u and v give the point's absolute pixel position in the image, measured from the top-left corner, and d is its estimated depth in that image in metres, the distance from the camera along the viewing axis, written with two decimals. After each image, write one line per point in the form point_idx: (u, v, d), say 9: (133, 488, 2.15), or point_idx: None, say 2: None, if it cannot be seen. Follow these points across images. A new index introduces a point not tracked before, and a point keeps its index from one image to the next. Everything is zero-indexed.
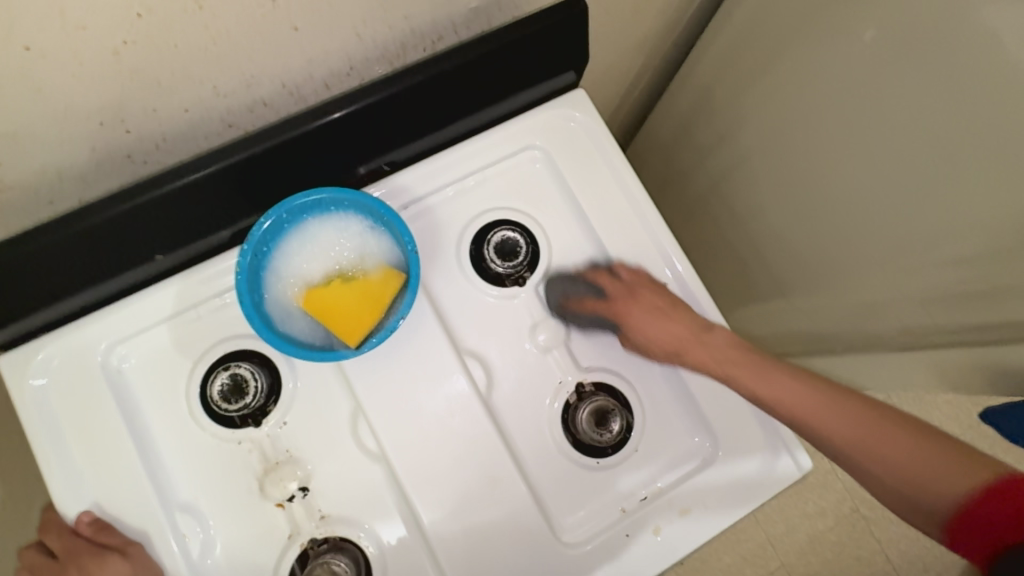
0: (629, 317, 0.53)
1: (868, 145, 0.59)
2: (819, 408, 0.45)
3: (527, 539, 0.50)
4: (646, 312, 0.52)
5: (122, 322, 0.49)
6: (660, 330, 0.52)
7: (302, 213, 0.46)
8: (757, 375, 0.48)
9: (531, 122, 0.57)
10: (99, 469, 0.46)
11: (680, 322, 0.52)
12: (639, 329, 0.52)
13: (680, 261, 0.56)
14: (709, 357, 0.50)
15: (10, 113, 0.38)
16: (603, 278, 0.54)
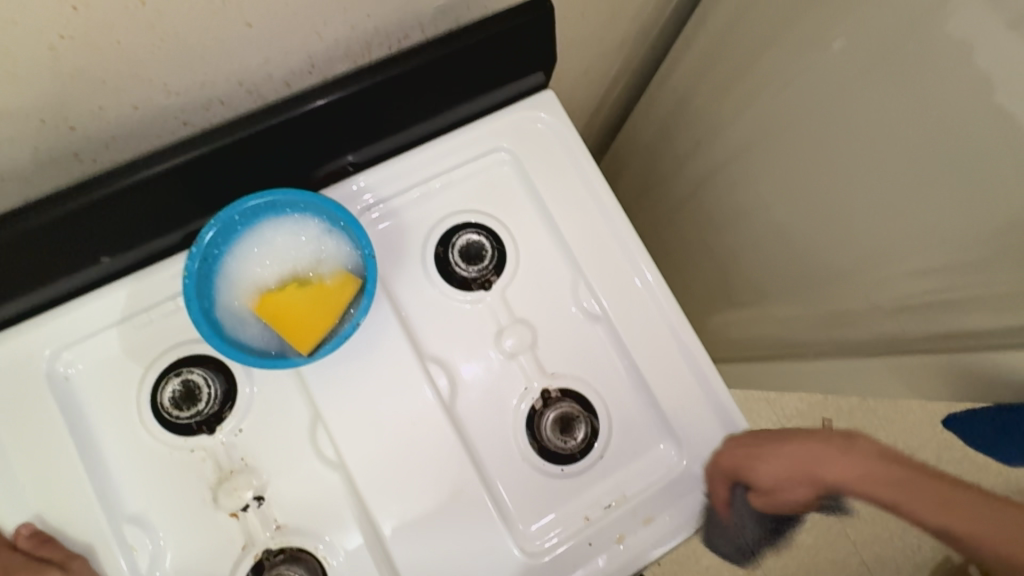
0: (748, 464, 0.49)
1: (839, 152, 0.59)
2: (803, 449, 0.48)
3: (489, 549, 0.49)
4: (749, 453, 0.49)
5: (67, 327, 0.47)
6: (783, 471, 0.48)
7: (255, 215, 0.44)
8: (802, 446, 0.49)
9: (497, 123, 0.56)
10: (41, 481, 0.45)
11: (807, 444, 0.49)
12: (767, 471, 0.48)
13: (650, 270, 0.55)
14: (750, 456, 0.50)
15: None
16: (716, 487, 0.50)
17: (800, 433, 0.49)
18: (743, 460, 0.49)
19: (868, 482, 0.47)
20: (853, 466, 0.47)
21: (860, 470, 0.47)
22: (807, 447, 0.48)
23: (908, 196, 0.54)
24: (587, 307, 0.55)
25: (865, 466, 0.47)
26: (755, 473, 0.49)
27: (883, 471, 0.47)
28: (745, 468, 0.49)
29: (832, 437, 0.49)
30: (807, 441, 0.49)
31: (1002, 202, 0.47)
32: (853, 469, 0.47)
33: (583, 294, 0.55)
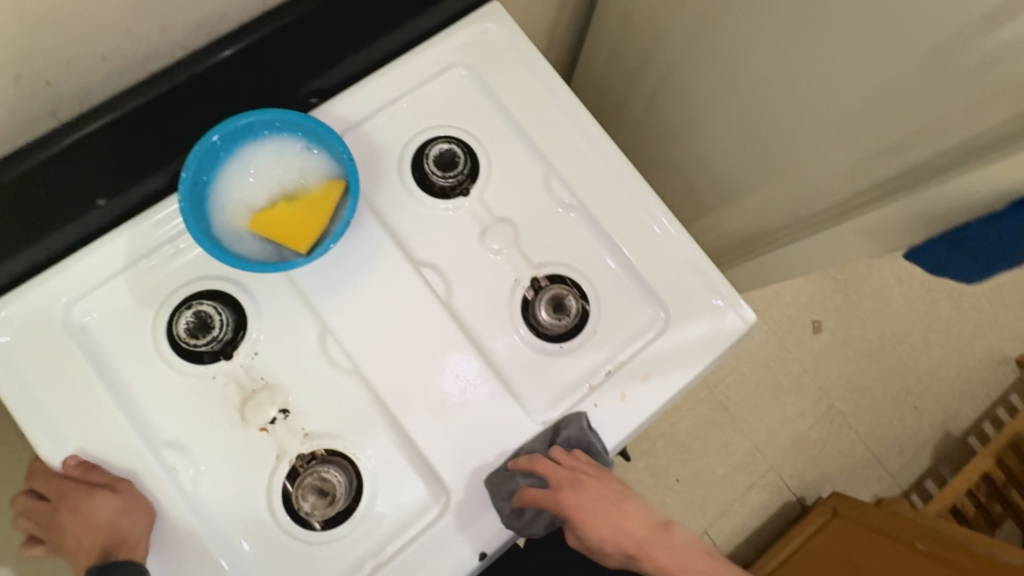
0: (577, 514, 0.49)
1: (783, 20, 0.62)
2: (602, 518, 0.49)
3: (506, 422, 0.52)
4: (590, 505, 0.49)
5: (77, 277, 0.49)
6: (612, 536, 0.49)
7: (236, 140, 0.47)
8: (622, 512, 0.50)
9: (450, 38, 0.59)
10: (78, 419, 0.48)
11: (632, 520, 0.50)
12: (587, 519, 0.49)
13: (665, 215, 0.57)
14: (601, 524, 0.49)
15: None
16: (542, 464, 0.49)
17: (636, 508, 0.51)
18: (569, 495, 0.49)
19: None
20: (675, 559, 0.49)
21: (676, 566, 0.48)
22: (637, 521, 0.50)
23: (846, 48, 0.57)
24: (563, 200, 0.58)
25: (681, 562, 0.49)
26: (579, 520, 0.49)
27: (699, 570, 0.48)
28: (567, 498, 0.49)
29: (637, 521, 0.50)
30: (638, 520, 0.50)
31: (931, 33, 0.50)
32: (671, 566, 0.49)
33: (558, 188, 0.58)
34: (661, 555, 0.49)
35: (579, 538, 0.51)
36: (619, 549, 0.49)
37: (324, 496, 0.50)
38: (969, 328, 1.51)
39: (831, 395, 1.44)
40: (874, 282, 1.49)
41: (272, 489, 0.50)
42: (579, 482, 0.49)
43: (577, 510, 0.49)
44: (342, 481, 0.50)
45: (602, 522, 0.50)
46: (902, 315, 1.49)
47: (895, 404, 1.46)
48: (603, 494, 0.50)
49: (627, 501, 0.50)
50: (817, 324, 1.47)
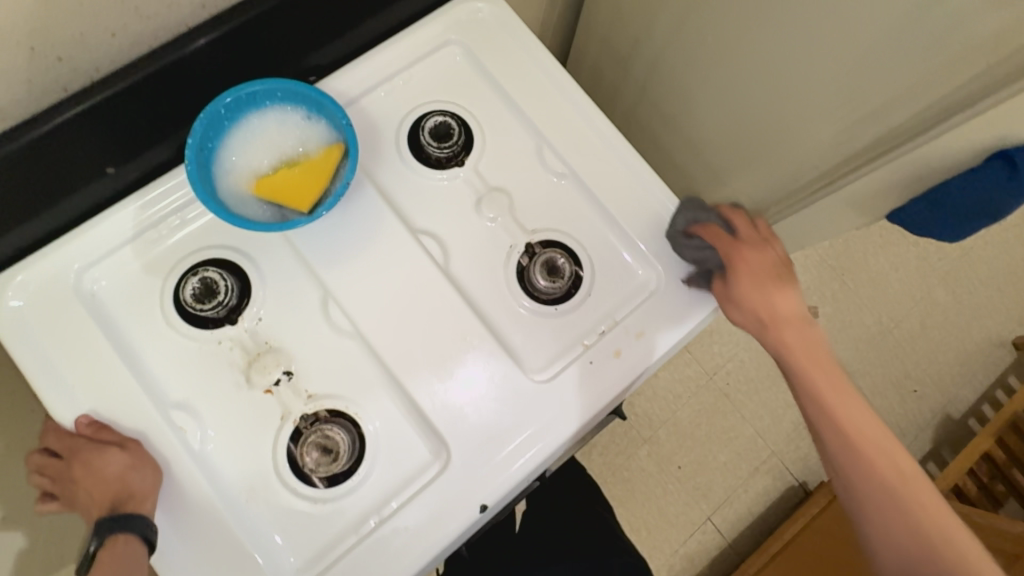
0: (735, 293, 0.51)
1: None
2: (772, 299, 0.50)
3: (505, 380, 0.54)
4: (759, 292, 0.51)
5: (88, 245, 0.51)
6: (749, 307, 0.51)
7: (240, 108, 0.49)
8: (780, 295, 0.50)
9: (444, 17, 0.61)
10: (90, 380, 0.49)
11: (785, 298, 0.50)
12: (740, 273, 0.51)
13: (677, 209, 0.59)
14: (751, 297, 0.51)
15: None
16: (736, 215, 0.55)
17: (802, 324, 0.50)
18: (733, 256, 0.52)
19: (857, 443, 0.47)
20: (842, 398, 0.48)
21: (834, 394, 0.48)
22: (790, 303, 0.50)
23: (824, 17, 0.60)
24: (556, 169, 0.60)
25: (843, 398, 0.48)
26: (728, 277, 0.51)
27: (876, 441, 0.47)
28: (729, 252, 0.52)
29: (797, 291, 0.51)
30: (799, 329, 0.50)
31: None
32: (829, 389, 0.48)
33: (550, 158, 0.60)
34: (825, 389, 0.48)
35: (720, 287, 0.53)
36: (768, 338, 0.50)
37: (327, 454, 0.51)
38: (965, 312, 1.52)
39: None
40: (869, 268, 1.51)
41: (277, 449, 0.51)
42: (751, 246, 0.52)
43: (734, 264, 0.51)
44: (345, 438, 0.51)
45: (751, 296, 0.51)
46: (898, 300, 1.51)
47: (895, 388, 1.47)
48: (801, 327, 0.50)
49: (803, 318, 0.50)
50: (814, 309, 1.48)
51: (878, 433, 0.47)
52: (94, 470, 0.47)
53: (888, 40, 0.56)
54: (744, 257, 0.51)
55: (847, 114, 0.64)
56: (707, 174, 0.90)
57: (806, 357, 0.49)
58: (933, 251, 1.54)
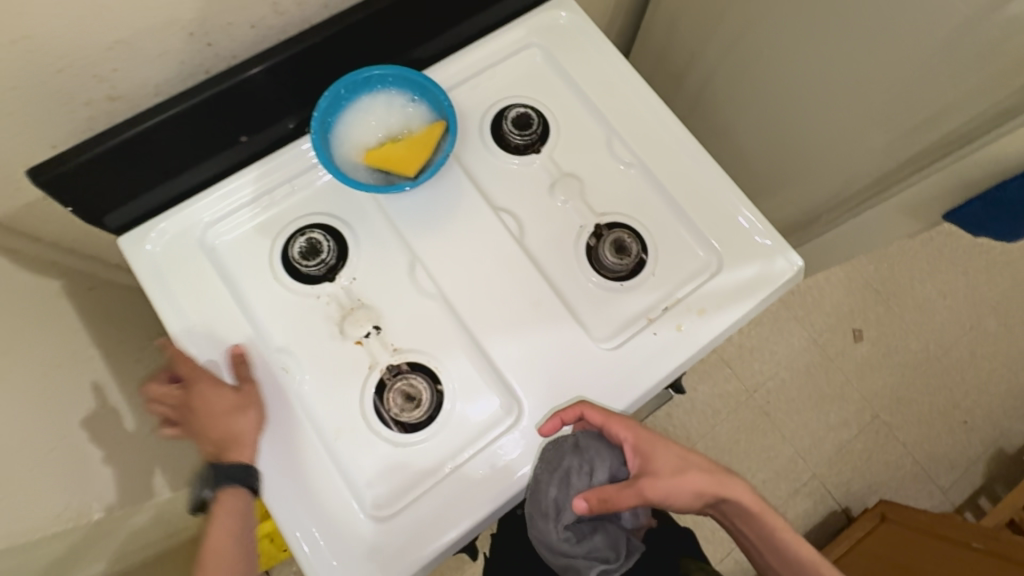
0: (645, 454, 0.53)
1: (811, 12, 0.69)
2: (666, 455, 0.53)
3: (573, 344, 0.57)
4: (661, 450, 0.54)
5: (213, 205, 0.59)
6: (671, 472, 0.52)
7: (355, 91, 0.56)
8: (686, 455, 0.54)
9: (527, 23, 0.68)
10: (210, 321, 0.56)
11: (691, 462, 0.54)
12: (656, 463, 0.53)
13: (747, 207, 0.62)
14: (663, 465, 0.53)
15: (126, 24, 0.47)
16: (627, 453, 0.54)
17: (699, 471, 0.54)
18: (641, 443, 0.53)
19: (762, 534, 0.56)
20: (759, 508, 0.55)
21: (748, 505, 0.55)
22: (694, 483, 0.53)
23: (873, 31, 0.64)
24: (624, 159, 0.65)
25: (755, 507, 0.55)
26: (650, 459, 0.53)
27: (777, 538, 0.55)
28: (646, 487, 0.51)
29: (692, 460, 0.54)
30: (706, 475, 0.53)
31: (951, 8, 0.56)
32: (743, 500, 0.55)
33: (619, 150, 0.65)
34: (767, 517, 0.55)
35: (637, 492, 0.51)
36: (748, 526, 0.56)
37: (411, 401, 0.55)
38: (1018, 343, 1.48)
39: (876, 404, 1.42)
40: (916, 294, 1.50)
41: (365, 394, 0.56)
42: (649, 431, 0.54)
43: (644, 446, 0.53)
44: (427, 388, 0.56)
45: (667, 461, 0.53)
46: (947, 327, 1.48)
47: (943, 417, 1.43)
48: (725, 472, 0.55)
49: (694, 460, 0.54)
50: (858, 332, 1.46)
51: (783, 528, 0.55)
52: (207, 409, 0.52)
53: (936, 51, 0.59)
54: (658, 479, 0.52)
55: (901, 124, 0.67)
56: (756, 182, 0.94)
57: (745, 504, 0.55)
58: (982, 280, 1.52)
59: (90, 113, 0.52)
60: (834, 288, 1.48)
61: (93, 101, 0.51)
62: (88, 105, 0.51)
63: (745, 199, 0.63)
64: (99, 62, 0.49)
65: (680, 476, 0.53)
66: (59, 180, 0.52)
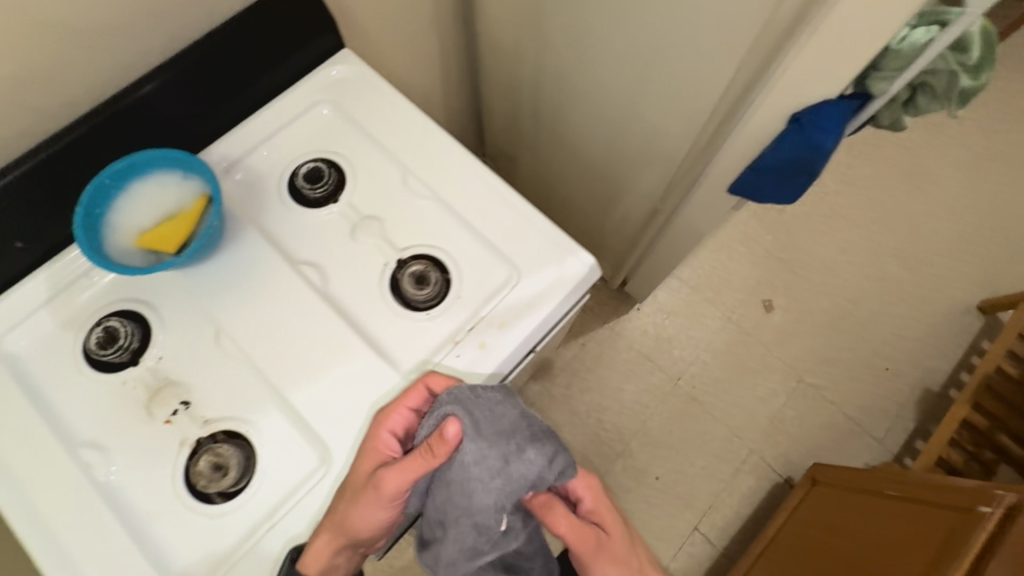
0: (605, 523, 0.65)
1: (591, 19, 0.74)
2: (618, 532, 0.65)
3: (381, 381, 0.59)
4: (617, 526, 0.66)
5: (5, 314, 0.60)
6: (614, 546, 0.64)
7: (123, 178, 0.57)
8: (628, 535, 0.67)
9: (310, 83, 0.71)
10: (9, 429, 0.56)
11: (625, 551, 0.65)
12: (608, 534, 0.65)
13: (535, 216, 0.65)
14: (614, 537, 0.65)
15: None
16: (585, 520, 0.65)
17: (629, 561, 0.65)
18: (600, 514, 0.65)
19: None
20: None
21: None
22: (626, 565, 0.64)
23: (641, 28, 0.68)
24: (418, 193, 0.67)
25: None
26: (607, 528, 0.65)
27: None
28: (592, 547, 0.63)
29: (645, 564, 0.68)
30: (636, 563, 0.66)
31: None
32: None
33: (413, 184, 0.68)
34: None
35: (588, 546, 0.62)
36: None
37: (220, 470, 0.55)
38: (924, 283, 1.53)
39: (799, 369, 1.44)
40: (818, 255, 1.54)
41: (175, 471, 0.56)
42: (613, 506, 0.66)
43: (604, 520, 0.65)
44: (236, 452, 0.56)
45: (616, 534, 0.65)
46: (853, 281, 1.53)
47: (866, 368, 1.45)
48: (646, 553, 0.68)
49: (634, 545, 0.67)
50: (769, 302, 1.50)
51: None
52: None
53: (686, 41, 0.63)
54: (602, 547, 0.64)
55: None
56: None
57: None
58: (878, 230, 1.57)
59: None
60: (738, 264, 1.53)
61: None
62: None
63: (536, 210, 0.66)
64: None
65: (616, 551, 0.64)
66: None
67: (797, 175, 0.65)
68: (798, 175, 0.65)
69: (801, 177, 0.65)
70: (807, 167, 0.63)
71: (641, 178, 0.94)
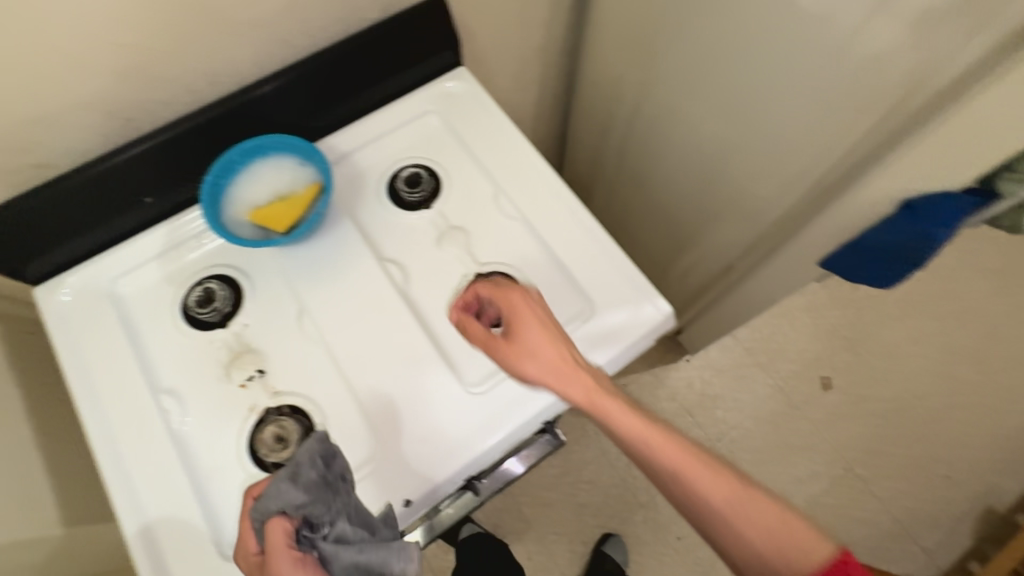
0: (517, 320, 0.55)
1: (708, 68, 0.74)
2: (568, 381, 0.54)
3: (443, 389, 0.60)
4: (529, 347, 0.54)
5: (122, 260, 0.65)
6: (544, 365, 0.54)
7: (249, 155, 0.62)
8: (591, 390, 0.54)
9: (424, 93, 0.75)
10: (107, 364, 0.61)
11: (556, 344, 0.54)
12: (526, 333, 0.55)
13: (620, 256, 0.66)
14: (540, 367, 0.54)
15: (46, 103, 0.56)
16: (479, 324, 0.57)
17: (591, 371, 0.55)
18: (517, 320, 0.55)
19: (678, 460, 0.53)
20: (633, 419, 0.53)
21: (631, 416, 0.53)
22: (557, 351, 0.54)
23: (761, 85, 0.68)
24: (508, 213, 0.70)
25: (636, 416, 0.54)
26: (518, 329, 0.55)
27: (686, 463, 0.53)
28: (502, 351, 0.55)
29: (602, 379, 0.56)
30: (586, 376, 0.55)
31: (813, 61, 0.60)
32: (625, 416, 0.53)
33: (504, 204, 0.70)
34: (704, 477, 0.52)
35: (512, 347, 0.55)
36: (637, 446, 0.53)
37: (282, 443, 0.58)
38: (1000, 391, 1.42)
39: (848, 456, 1.36)
40: (885, 340, 1.45)
41: (241, 433, 0.59)
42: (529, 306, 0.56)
43: (516, 306, 0.56)
44: (298, 429, 0.59)
45: (531, 354, 0.54)
46: (921, 374, 1.43)
47: (922, 470, 1.35)
48: (646, 414, 0.55)
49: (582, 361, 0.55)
50: (827, 380, 1.42)
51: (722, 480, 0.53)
52: None
53: (813, 101, 0.62)
54: (511, 345, 0.55)
55: None
56: None
57: (630, 421, 0.53)
58: (957, 325, 1.47)
59: (23, 179, 0.61)
60: (798, 334, 1.45)
61: (22, 170, 0.60)
62: (19, 174, 0.60)
63: (621, 251, 0.67)
64: (27, 137, 0.58)
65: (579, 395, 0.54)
66: None
67: (900, 263, 0.64)
68: (901, 263, 0.64)
69: (903, 267, 0.64)
70: (916, 259, 0.62)
71: (719, 234, 0.92)
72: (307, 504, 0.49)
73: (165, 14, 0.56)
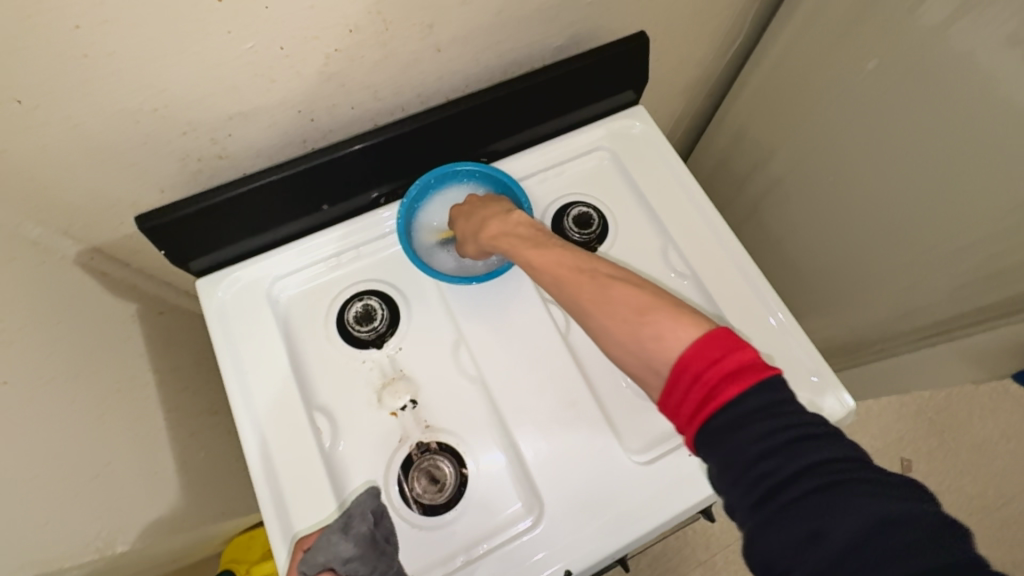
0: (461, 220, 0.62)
1: (887, 158, 0.67)
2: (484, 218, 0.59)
3: (604, 453, 0.57)
4: (471, 211, 0.61)
5: (284, 261, 0.64)
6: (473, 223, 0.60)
7: (443, 180, 0.66)
8: (537, 249, 0.54)
9: (601, 130, 0.72)
10: (260, 368, 0.59)
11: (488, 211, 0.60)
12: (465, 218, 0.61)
13: (780, 310, 0.63)
14: (472, 225, 0.60)
15: (244, 99, 0.54)
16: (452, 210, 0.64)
17: (546, 249, 0.54)
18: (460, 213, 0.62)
19: (619, 328, 0.47)
20: (568, 272, 0.51)
21: (556, 255, 0.53)
22: (514, 243, 0.56)
23: None
24: (677, 270, 0.66)
25: (601, 281, 0.50)
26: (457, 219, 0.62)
27: (636, 306, 0.47)
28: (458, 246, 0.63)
29: (561, 260, 0.53)
30: (552, 250, 0.53)
31: None
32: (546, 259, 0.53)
33: (673, 260, 0.66)
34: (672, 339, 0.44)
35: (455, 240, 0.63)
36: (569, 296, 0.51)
37: (435, 483, 0.56)
38: None
39: None
40: (976, 431, 1.37)
41: (391, 465, 0.57)
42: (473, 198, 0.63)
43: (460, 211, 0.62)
44: (451, 471, 0.56)
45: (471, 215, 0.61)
46: (1010, 474, 1.35)
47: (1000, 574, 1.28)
48: (585, 268, 0.51)
49: (545, 239, 0.55)
50: (908, 463, 1.35)
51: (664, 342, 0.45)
52: None
53: None
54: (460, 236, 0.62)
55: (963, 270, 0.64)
56: (806, 298, 0.92)
57: (561, 275, 0.52)
58: None
59: (201, 166, 0.59)
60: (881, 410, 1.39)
61: (204, 158, 0.58)
62: (200, 161, 0.58)
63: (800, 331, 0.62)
64: (218, 128, 0.56)
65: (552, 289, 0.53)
66: (159, 227, 0.58)
67: None
68: None
69: None
70: None
71: None
72: (355, 558, 0.49)
73: (387, 22, 0.53)
